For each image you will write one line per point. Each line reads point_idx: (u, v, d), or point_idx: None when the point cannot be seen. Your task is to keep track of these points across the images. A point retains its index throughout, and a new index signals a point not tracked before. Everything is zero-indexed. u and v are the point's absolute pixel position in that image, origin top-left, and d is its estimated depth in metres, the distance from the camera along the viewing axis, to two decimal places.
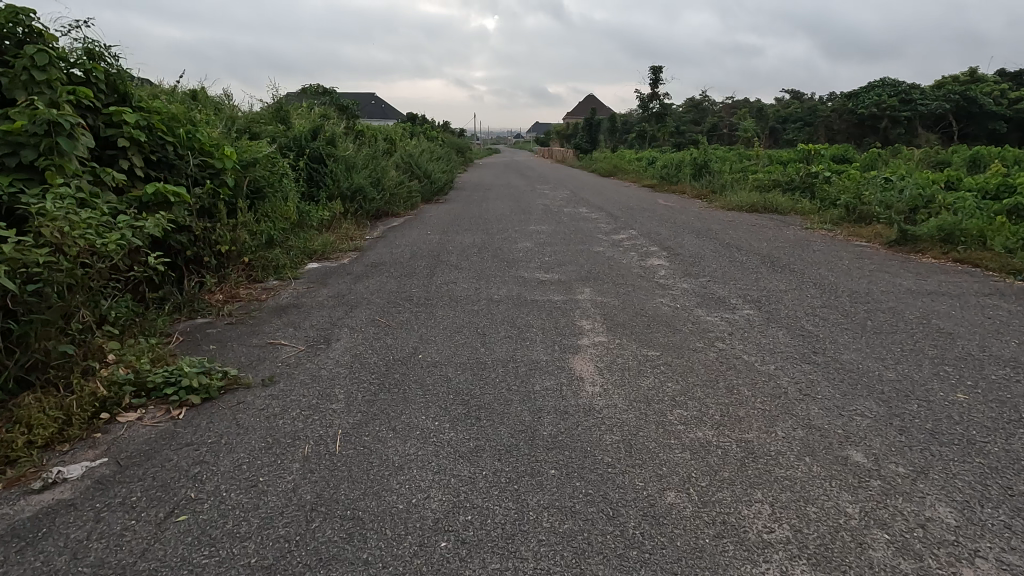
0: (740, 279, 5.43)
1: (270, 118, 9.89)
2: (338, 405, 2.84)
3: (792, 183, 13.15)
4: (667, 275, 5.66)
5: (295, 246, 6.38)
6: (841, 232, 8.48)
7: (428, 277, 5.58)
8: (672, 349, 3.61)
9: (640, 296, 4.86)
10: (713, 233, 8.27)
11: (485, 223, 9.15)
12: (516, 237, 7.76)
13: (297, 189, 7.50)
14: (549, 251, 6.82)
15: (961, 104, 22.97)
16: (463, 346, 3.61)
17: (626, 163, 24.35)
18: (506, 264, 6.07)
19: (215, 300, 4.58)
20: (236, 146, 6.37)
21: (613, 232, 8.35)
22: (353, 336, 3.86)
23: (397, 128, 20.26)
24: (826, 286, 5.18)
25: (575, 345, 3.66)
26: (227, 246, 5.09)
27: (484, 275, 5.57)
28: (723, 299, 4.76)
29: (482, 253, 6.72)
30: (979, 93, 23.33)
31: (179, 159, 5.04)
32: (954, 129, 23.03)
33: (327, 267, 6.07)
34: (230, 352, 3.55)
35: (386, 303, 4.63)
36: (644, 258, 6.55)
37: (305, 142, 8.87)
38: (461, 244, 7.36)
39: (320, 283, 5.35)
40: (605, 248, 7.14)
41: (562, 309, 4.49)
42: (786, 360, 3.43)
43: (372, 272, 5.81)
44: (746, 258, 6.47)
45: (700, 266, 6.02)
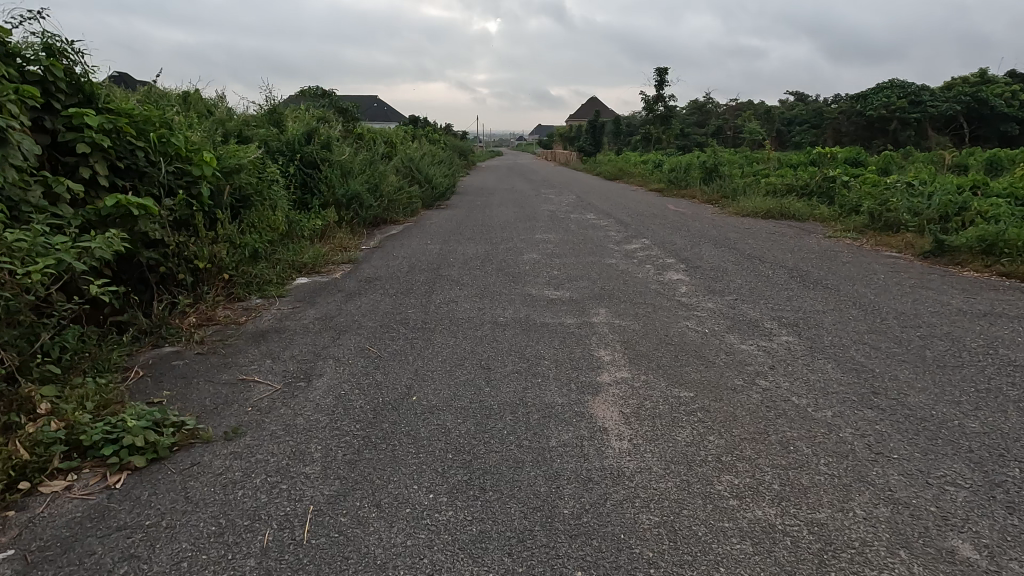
0: (771, 298, 4.92)
1: (263, 121, 9.42)
2: (313, 469, 2.34)
3: (807, 188, 12.63)
4: (690, 293, 5.15)
5: (283, 259, 5.89)
6: (867, 241, 7.97)
7: (426, 295, 5.08)
8: (707, 389, 3.10)
9: (662, 318, 4.36)
10: (732, 243, 7.75)
11: (489, 231, 8.64)
12: (521, 248, 7.26)
13: (288, 196, 7.02)
14: (557, 264, 6.32)
15: (972, 106, 22.46)
16: (464, 385, 3.11)
17: (632, 166, 23.86)
18: (511, 280, 5.56)
19: (187, 324, 4.11)
20: (220, 151, 5.89)
21: (625, 242, 7.84)
22: (338, 371, 3.36)
23: (398, 131, 19.83)
24: (867, 306, 4.67)
25: (594, 384, 3.15)
26: (205, 262, 4.63)
27: (489, 293, 5.07)
28: (756, 322, 4.25)
29: (485, 266, 6.22)
30: (992, 94, 22.80)
31: (152, 166, 4.56)
32: (967, 131, 22.47)
33: (317, 283, 5.58)
34: (194, 393, 3.06)
35: (379, 329, 4.13)
36: (661, 272, 6.04)
37: (298, 146, 8.38)
38: (462, 255, 6.86)
39: (307, 303, 4.86)
40: (617, 260, 6.64)
41: (576, 335, 3.98)
42: (843, 403, 2.92)
43: (366, 289, 5.31)
44: (771, 272, 5.96)
45: (723, 282, 5.51)
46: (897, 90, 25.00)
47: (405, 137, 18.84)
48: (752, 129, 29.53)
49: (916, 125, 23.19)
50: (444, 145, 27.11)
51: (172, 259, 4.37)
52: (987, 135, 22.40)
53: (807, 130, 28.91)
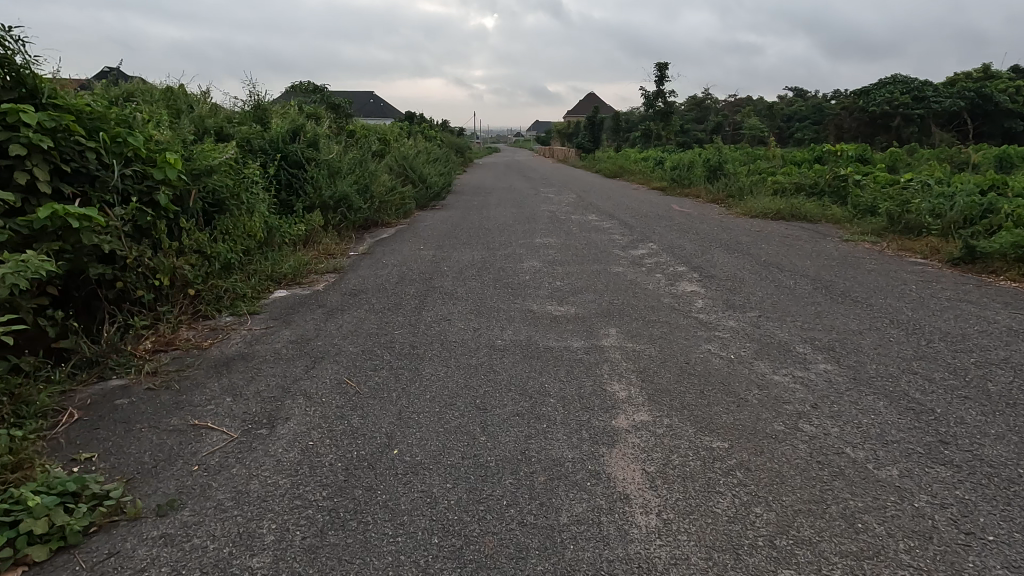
0: (798, 315, 4.44)
1: (247, 119, 8.90)
2: (262, 563, 1.85)
3: (817, 188, 12.15)
4: (708, 308, 4.66)
5: (260, 270, 5.38)
6: (887, 246, 7.49)
7: (416, 311, 4.59)
8: (743, 436, 2.62)
9: (680, 341, 3.87)
10: (745, 248, 7.26)
11: (485, 235, 8.14)
12: (521, 254, 6.76)
13: (268, 199, 6.51)
14: (561, 274, 5.83)
15: (977, 102, 22.05)
16: (455, 434, 2.62)
17: (632, 163, 23.34)
18: (510, 293, 5.07)
19: (141, 351, 3.61)
20: (190, 151, 5.38)
21: (631, 246, 7.35)
22: (308, 413, 2.86)
23: (394, 128, 19.33)
24: (906, 325, 4.20)
25: (609, 431, 2.67)
26: (167, 277, 4.14)
27: (485, 310, 4.57)
28: (787, 347, 3.76)
29: (481, 276, 5.72)
30: (997, 90, 22.40)
31: (105, 169, 4.04)
32: (971, 127, 22.05)
33: (296, 297, 5.08)
34: (133, 445, 2.57)
35: (361, 355, 3.63)
36: (672, 282, 5.56)
37: (282, 144, 7.86)
38: (457, 263, 6.36)
39: (283, 321, 4.37)
40: (624, 268, 6.15)
41: (584, 362, 3.50)
42: (909, 457, 2.44)
43: (349, 305, 4.80)
44: (792, 282, 5.48)
45: (742, 295, 5.03)
46: (900, 86, 24.54)
47: (399, 134, 18.28)
48: (753, 125, 29.04)
49: (919, 122, 22.76)
50: (441, 143, 26.41)
51: (127, 274, 3.87)
52: (991, 132, 21.99)
53: (809, 126, 28.43)
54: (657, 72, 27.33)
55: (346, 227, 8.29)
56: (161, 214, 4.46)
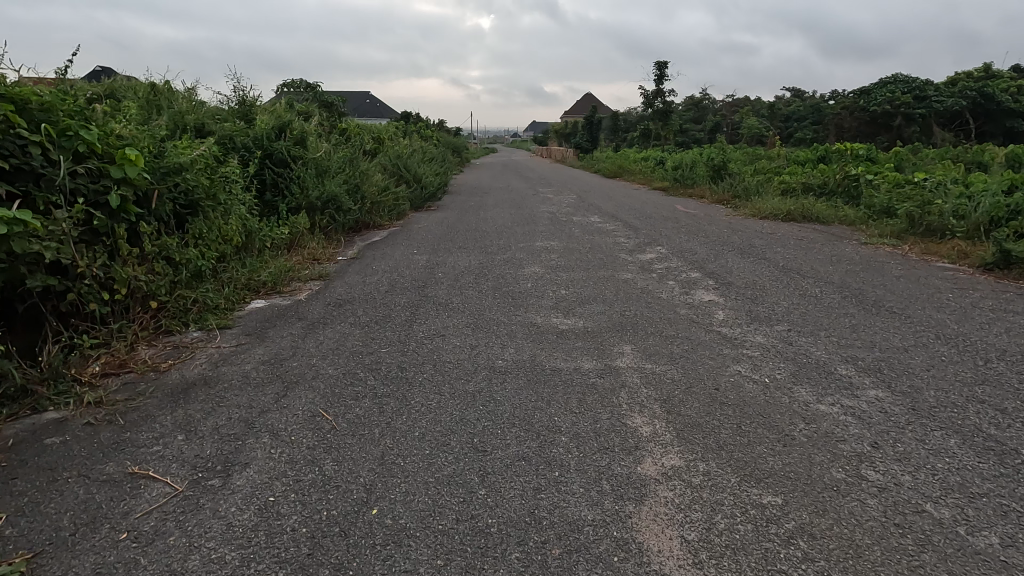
0: (832, 329, 4.00)
1: (232, 115, 8.42)
2: None
3: (827, 189, 11.73)
4: (731, 321, 4.21)
5: (236, 278, 4.90)
6: (910, 249, 7.06)
7: (407, 324, 4.12)
8: (799, 487, 2.16)
9: (705, 361, 3.41)
10: (760, 252, 6.81)
11: (482, 238, 7.68)
12: (521, 259, 6.30)
13: (249, 200, 6.04)
14: (565, 281, 5.37)
15: (979, 101, 21.74)
16: (448, 487, 2.15)
17: (632, 163, 22.92)
18: (511, 303, 4.61)
19: (88, 375, 3.12)
20: (160, 147, 4.90)
21: (639, 251, 6.89)
22: (272, 456, 2.39)
23: (389, 127, 18.87)
24: (955, 341, 3.75)
25: (635, 481, 2.21)
26: (125, 288, 3.66)
27: (483, 323, 4.11)
28: (827, 369, 3.31)
29: (479, 284, 5.26)
30: (999, 89, 22.12)
31: (53, 166, 3.56)
32: (973, 127, 21.74)
33: (275, 308, 4.61)
34: (53, 503, 2.09)
35: (343, 380, 3.16)
36: (687, 290, 5.12)
37: (267, 141, 7.39)
38: (453, 269, 5.90)
39: (257, 337, 3.89)
40: (633, 274, 5.69)
41: (598, 388, 3.03)
42: (1008, 518, 1.99)
43: (332, 317, 4.33)
44: (817, 290, 5.05)
45: (766, 305, 4.59)
46: (902, 85, 24.21)
47: (393, 133, 17.82)
48: (753, 124, 28.66)
49: (921, 121, 22.41)
50: (438, 143, 25.97)
51: (75, 285, 3.39)
52: (993, 132, 21.65)
53: (809, 125, 28.07)
54: (657, 71, 26.95)
55: (335, 229, 7.81)
56: (121, 218, 3.98)
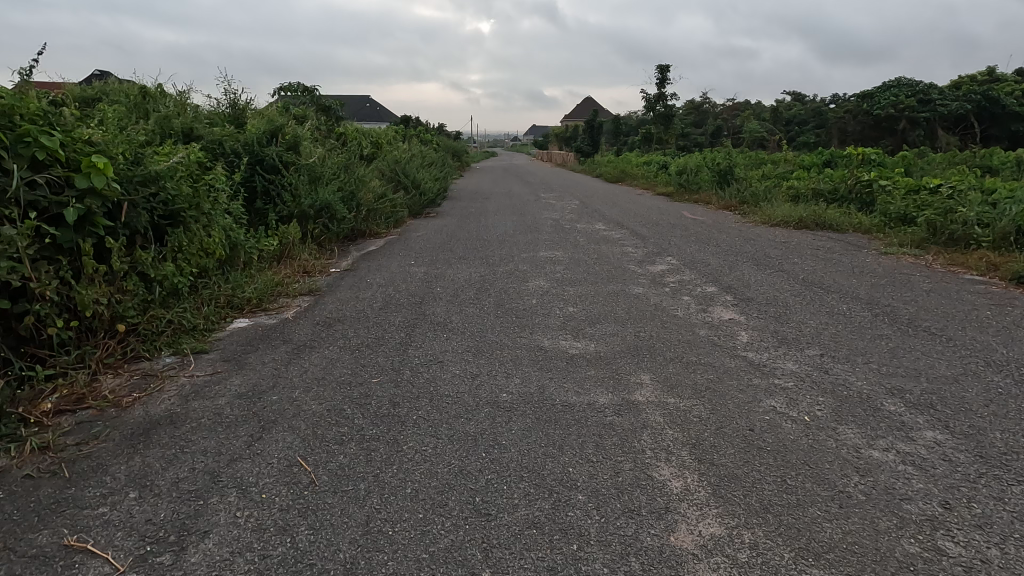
0: (870, 353, 3.63)
1: (222, 119, 8.08)
2: None
3: (837, 194, 11.38)
4: (756, 344, 3.84)
5: (217, 295, 4.54)
6: (933, 260, 6.69)
7: (401, 349, 3.76)
8: (866, 568, 1.80)
9: (734, 394, 3.05)
10: (776, 263, 6.46)
11: (483, 247, 7.32)
12: (525, 272, 5.94)
13: (236, 209, 5.69)
14: (572, 296, 5.01)
15: (984, 104, 21.40)
16: (445, 568, 1.79)
17: (635, 167, 22.60)
18: (515, 323, 4.24)
19: (38, 414, 2.75)
20: (137, 154, 4.55)
21: (648, 262, 6.53)
22: (237, 522, 2.02)
23: (389, 131, 18.56)
24: (1008, 369, 3.38)
25: (669, 557, 1.84)
26: (89, 310, 3.30)
27: (485, 347, 3.74)
28: (873, 403, 2.94)
29: (480, 300, 4.90)
30: (1005, 92, 21.78)
31: (8, 175, 3.21)
32: (977, 131, 21.33)
33: (259, 328, 4.24)
34: None
35: (327, 418, 2.80)
36: (703, 307, 4.77)
37: (258, 147, 7.06)
38: (453, 282, 5.54)
39: (236, 364, 3.52)
40: (645, 289, 5.33)
41: (616, 429, 2.67)
42: None
43: (321, 339, 3.97)
44: (844, 307, 4.69)
45: (791, 325, 4.23)
46: (907, 89, 23.91)
47: (393, 138, 17.49)
48: (755, 128, 28.36)
49: (926, 125, 22.10)
50: (438, 147, 25.70)
51: (30, 309, 3.03)
52: (999, 135, 21.29)
53: (812, 129, 27.76)
54: (659, 74, 26.69)
55: (329, 239, 7.46)
56: (88, 232, 3.63)
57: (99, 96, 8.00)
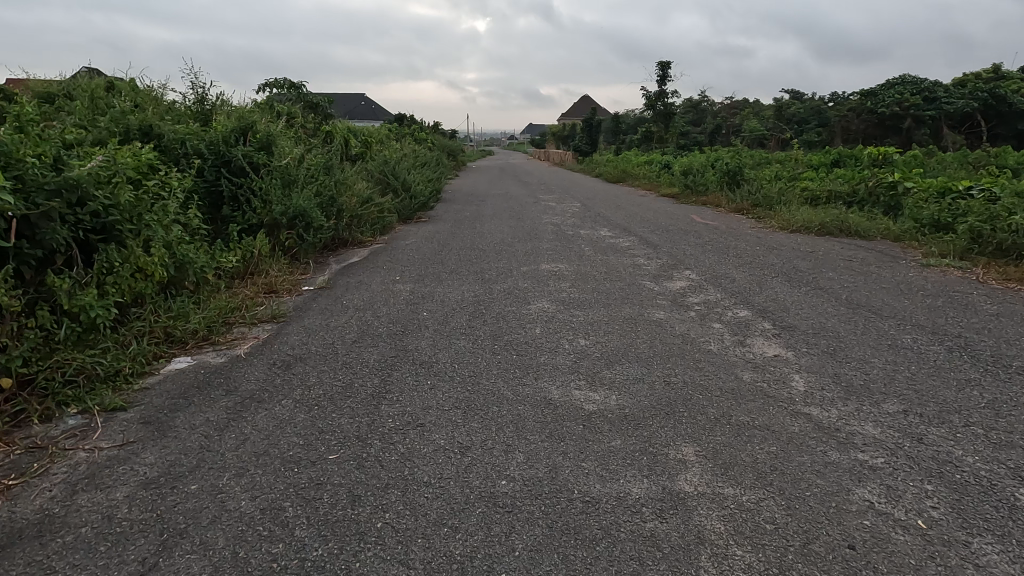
0: (965, 409, 2.87)
1: (190, 117, 7.28)
2: None
3: (856, 198, 10.66)
4: (817, 394, 3.08)
5: (153, 328, 3.74)
6: (984, 274, 5.94)
7: (372, 403, 2.96)
8: None
9: (812, 480, 2.28)
10: (810, 278, 5.70)
11: (478, 259, 6.54)
12: (525, 291, 5.18)
13: (191, 219, 4.91)
14: (584, 324, 4.24)
15: (991, 103, 20.70)
16: None
17: (635, 167, 21.90)
18: (516, 363, 3.47)
19: None
20: (58, 157, 3.76)
21: (665, 278, 5.76)
22: None
23: (381, 129, 17.79)
24: None
25: None
26: None
27: (479, 401, 2.96)
28: (1001, 496, 2.17)
29: (474, 329, 4.13)
30: (1012, 90, 21.11)
31: None
32: (983, 129, 20.69)
33: (200, 371, 3.44)
34: None
35: (259, 525, 2.02)
36: (739, 337, 4.01)
37: (225, 148, 6.26)
38: (442, 305, 4.75)
39: (157, 429, 2.73)
40: (666, 313, 4.57)
41: (662, 550, 1.89)
42: None
43: (274, 388, 3.18)
44: (905, 338, 3.94)
45: (853, 365, 3.47)
46: (912, 86, 23.25)
47: (385, 136, 16.71)
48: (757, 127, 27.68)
49: (932, 124, 21.43)
50: (433, 146, 24.96)
51: None
52: (1006, 134, 20.58)
53: (815, 128, 27.05)
54: (659, 70, 25.95)
55: (306, 250, 6.66)
56: None
57: (54, 94, 7.20)
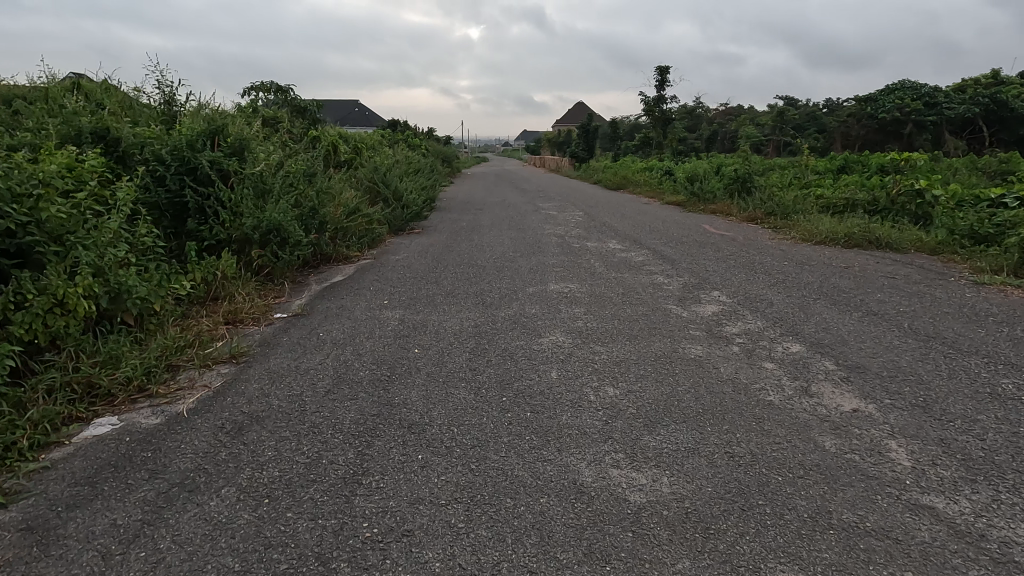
0: None
1: (155, 121, 6.50)
2: None
3: (878, 207, 9.96)
4: (931, 474, 2.34)
5: (70, 380, 2.95)
6: None
7: (343, 495, 2.20)
8: None
9: None
10: (857, 301, 4.98)
11: (477, 278, 5.80)
12: (534, 319, 4.43)
13: (139, 238, 4.14)
14: (609, 366, 3.49)
15: (992, 108, 19.82)
16: None
17: (635, 174, 21.28)
18: (531, 427, 2.72)
19: None
20: None
21: (692, 302, 5.02)
22: None
23: (374, 135, 17.12)
24: None
25: None
26: None
27: (488, 492, 2.21)
28: None
29: (476, 373, 3.37)
30: (1012, 95, 20.15)
31: None
32: (989, 135, 20.16)
33: (125, 440, 2.67)
34: None
35: None
36: (802, 383, 3.27)
37: (189, 153, 5.49)
38: (437, 340, 3.99)
39: (37, 543, 1.95)
40: (704, 348, 3.83)
41: None
42: None
43: (216, 467, 2.41)
44: (1005, 384, 3.21)
45: (960, 426, 2.73)
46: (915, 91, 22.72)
47: (378, 142, 16.02)
48: (757, 133, 27.15)
49: (935, 130, 20.90)
50: (427, 153, 24.29)
51: None
52: (1010, 139, 20.03)
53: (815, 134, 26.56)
54: (658, 76, 25.40)
55: (282, 269, 5.88)
56: None
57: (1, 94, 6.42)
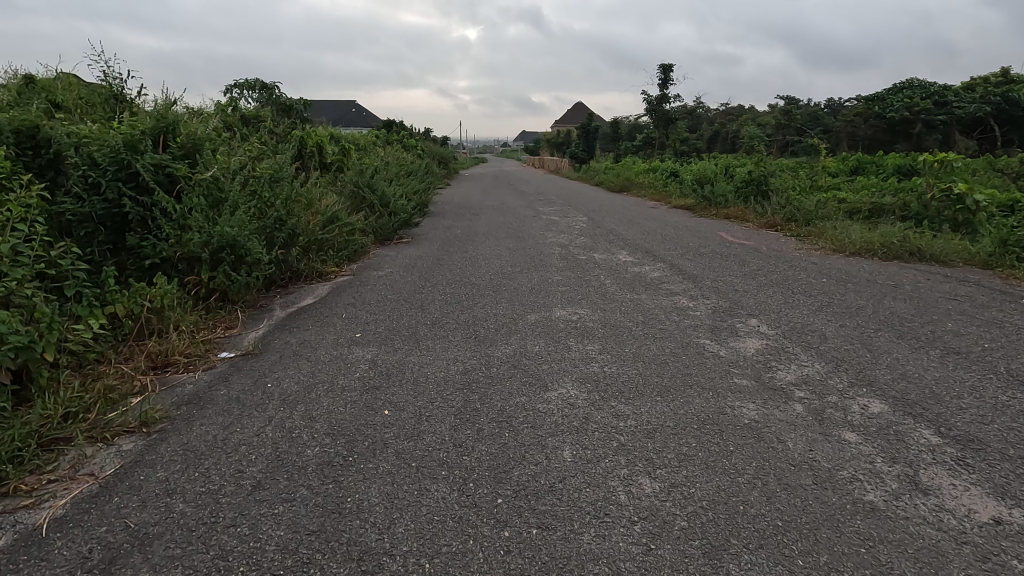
0: None
1: (96, 118, 5.58)
2: None
3: (910, 212, 9.06)
4: None
5: None
6: None
7: None
8: None
9: None
10: (927, 335, 4.10)
11: (469, 303, 4.89)
12: (537, 363, 3.54)
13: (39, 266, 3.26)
14: (641, 439, 2.61)
15: (1003, 107, 18.84)
16: None
17: (638, 175, 20.40)
18: (540, 564, 1.83)
19: None
20: None
21: (729, 334, 4.13)
22: None
23: (367, 135, 16.24)
24: None
25: None
26: None
27: None
28: None
29: (460, 455, 2.48)
30: None
31: None
32: (1003, 135, 19.28)
33: None
34: None
35: None
36: (907, 470, 2.39)
37: (125, 155, 4.59)
38: (413, 396, 3.09)
39: None
40: (759, 409, 2.94)
41: None
42: None
43: None
44: None
45: None
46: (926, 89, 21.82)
47: (369, 142, 15.10)
48: (761, 133, 26.28)
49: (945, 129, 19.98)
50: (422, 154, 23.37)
51: None
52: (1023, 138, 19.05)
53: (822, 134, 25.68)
54: (662, 73, 24.47)
55: (239, 293, 5.00)
56: None
57: None
